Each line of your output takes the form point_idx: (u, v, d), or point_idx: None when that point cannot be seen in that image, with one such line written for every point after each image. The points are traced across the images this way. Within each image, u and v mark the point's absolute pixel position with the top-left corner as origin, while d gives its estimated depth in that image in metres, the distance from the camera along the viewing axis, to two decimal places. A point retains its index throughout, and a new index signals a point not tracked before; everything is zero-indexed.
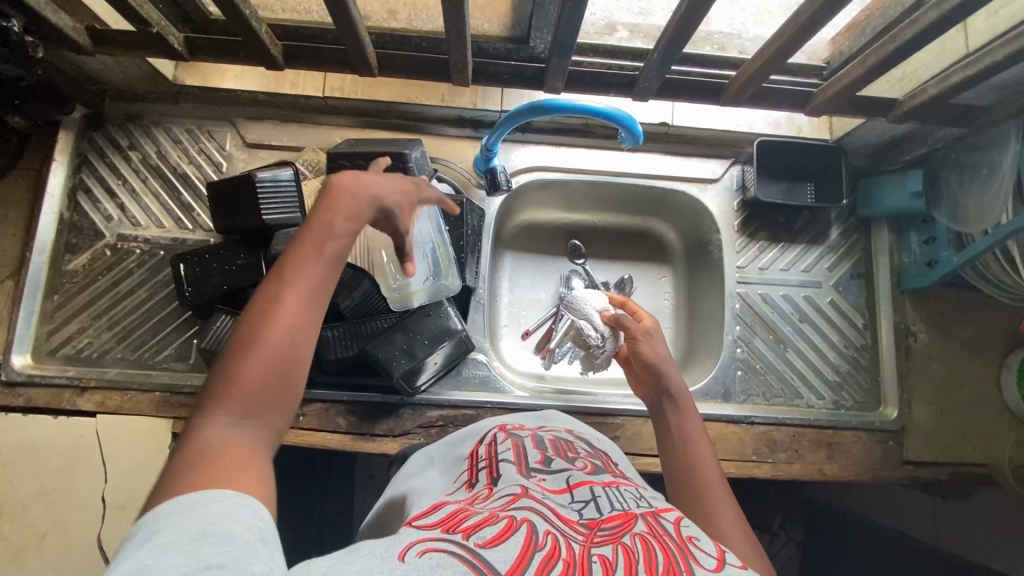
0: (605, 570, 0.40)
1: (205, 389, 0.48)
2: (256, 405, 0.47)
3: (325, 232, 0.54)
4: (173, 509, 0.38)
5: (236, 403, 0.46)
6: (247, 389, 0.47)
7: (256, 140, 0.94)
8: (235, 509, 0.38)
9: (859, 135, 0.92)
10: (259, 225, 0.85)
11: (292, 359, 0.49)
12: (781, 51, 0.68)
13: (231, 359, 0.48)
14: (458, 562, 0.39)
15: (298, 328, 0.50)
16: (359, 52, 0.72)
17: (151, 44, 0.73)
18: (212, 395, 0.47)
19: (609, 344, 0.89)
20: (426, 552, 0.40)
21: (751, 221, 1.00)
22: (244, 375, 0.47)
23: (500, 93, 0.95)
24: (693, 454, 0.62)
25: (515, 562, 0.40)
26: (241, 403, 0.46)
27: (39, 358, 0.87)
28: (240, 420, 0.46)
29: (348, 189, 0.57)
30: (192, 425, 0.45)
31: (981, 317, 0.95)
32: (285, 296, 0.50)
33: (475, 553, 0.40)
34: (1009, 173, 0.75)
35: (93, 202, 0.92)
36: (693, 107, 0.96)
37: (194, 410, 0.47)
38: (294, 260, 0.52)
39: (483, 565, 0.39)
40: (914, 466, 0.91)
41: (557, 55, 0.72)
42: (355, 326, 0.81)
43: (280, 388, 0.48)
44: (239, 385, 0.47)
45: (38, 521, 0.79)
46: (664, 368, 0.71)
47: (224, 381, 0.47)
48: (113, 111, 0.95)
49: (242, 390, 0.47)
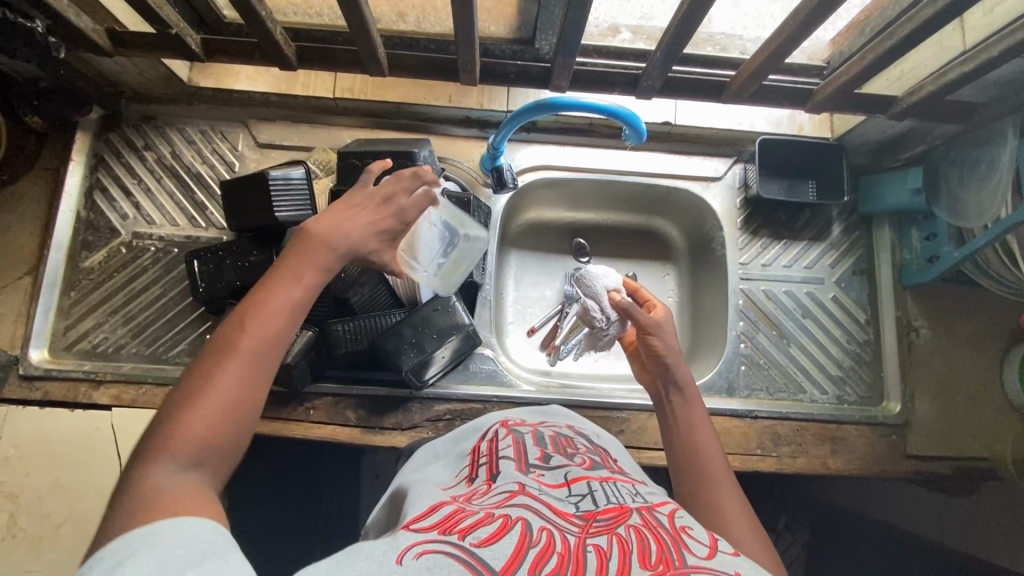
0: (599, 559, 0.41)
1: (146, 437, 0.45)
2: (202, 453, 0.45)
3: (291, 273, 0.54)
4: (132, 544, 0.37)
5: (181, 451, 0.44)
6: (191, 437, 0.45)
7: (268, 140, 0.97)
8: (200, 532, 0.39)
9: (859, 133, 0.94)
10: (270, 223, 0.86)
11: (241, 405, 0.48)
12: (780, 49, 0.69)
13: (178, 405, 0.46)
14: (453, 561, 0.40)
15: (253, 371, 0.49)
16: (370, 52, 0.74)
17: (169, 46, 0.75)
18: (154, 444, 0.44)
19: (614, 329, 0.87)
20: (422, 554, 0.41)
21: (754, 218, 1.01)
22: (191, 422, 0.45)
23: (506, 93, 0.97)
24: (699, 453, 0.62)
25: (509, 559, 0.40)
26: (185, 450, 0.44)
27: (55, 353, 0.89)
28: (187, 469, 0.44)
29: (322, 231, 0.57)
30: (133, 477, 0.43)
31: (983, 313, 0.96)
32: (241, 340, 0.49)
33: (469, 553, 0.41)
34: (1008, 169, 0.76)
35: (109, 201, 0.94)
36: (695, 106, 0.98)
37: (134, 460, 0.44)
38: (254, 301, 0.51)
39: (478, 562, 0.40)
40: (917, 460, 0.91)
41: (562, 55, 0.73)
42: (364, 321, 0.83)
43: (230, 432, 0.47)
44: (184, 430, 0.45)
45: (54, 512, 0.80)
46: (674, 360, 0.69)
47: (169, 425, 0.45)
48: (129, 113, 0.97)
49: (186, 437, 0.45)
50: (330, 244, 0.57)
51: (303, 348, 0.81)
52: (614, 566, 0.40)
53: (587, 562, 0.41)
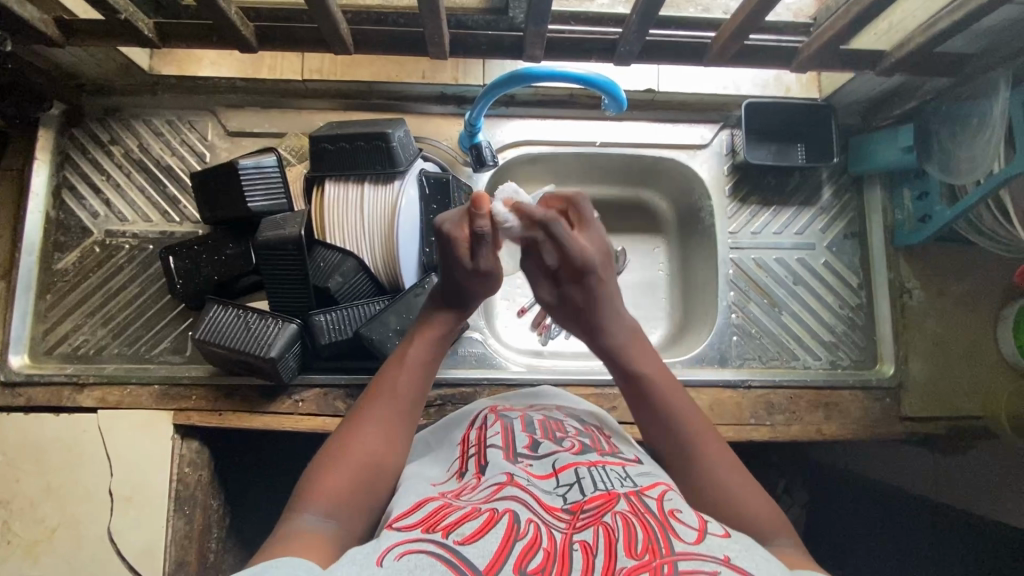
0: (585, 557, 0.41)
1: (297, 489, 0.53)
2: (336, 510, 0.51)
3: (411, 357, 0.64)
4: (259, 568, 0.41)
5: (320, 503, 0.51)
6: (331, 493, 0.51)
7: (237, 128, 0.93)
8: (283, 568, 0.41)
9: (848, 91, 0.91)
10: (243, 215, 0.84)
11: (370, 473, 0.54)
12: (762, 3, 0.66)
13: (325, 460, 0.55)
14: (438, 562, 0.39)
15: (387, 440, 0.57)
16: (332, 29, 0.70)
17: (120, 32, 0.71)
18: (304, 492, 0.52)
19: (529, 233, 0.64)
20: (405, 555, 0.40)
21: (742, 185, 0.99)
22: (334, 476, 0.53)
23: (481, 66, 0.93)
24: (663, 415, 0.61)
25: (493, 557, 0.40)
26: (324, 503, 0.51)
27: (36, 358, 0.88)
28: (325, 517, 0.50)
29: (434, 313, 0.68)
30: (284, 519, 0.50)
31: (977, 271, 0.95)
32: (375, 415, 0.59)
33: (453, 552, 0.41)
34: (1000, 119, 0.73)
35: (78, 199, 0.91)
36: (679, 71, 0.94)
37: (288, 506, 0.51)
38: (383, 379, 0.62)
39: (461, 563, 0.40)
40: (911, 422, 0.91)
41: (533, 23, 0.70)
42: (345, 311, 0.82)
43: (364, 490, 0.53)
44: (323, 486, 0.52)
45: (48, 517, 0.80)
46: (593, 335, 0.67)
47: (312, 484, 0.52)
48: (91, 106, 0.93)
49: (326, 492, 0.52)
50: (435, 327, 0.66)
51: (287, 341, 0.80)
52: (600, 563, 0.40)
53: (573, 561, 0.41)
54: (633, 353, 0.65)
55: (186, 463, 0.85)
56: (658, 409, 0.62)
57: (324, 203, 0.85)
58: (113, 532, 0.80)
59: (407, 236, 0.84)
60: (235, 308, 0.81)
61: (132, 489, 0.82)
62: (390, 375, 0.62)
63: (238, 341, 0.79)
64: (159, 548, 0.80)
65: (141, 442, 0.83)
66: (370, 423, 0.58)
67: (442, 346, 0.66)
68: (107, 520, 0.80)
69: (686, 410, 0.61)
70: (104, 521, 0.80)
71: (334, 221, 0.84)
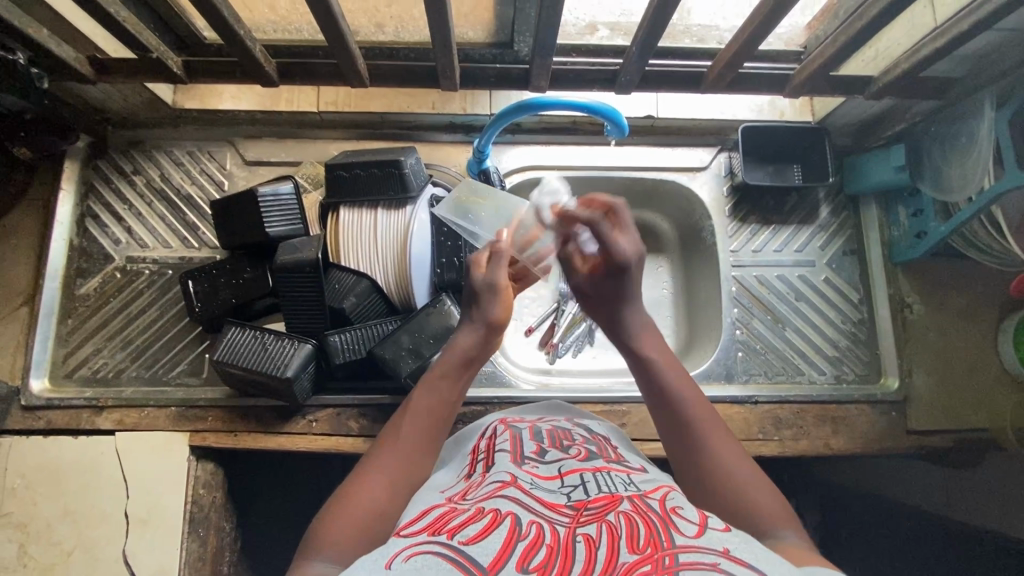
0: (588, 549, 0.42)
1: (313, 528, 0.54)
2: (350, 546, 0.51)
3: (428, 394, 0.66)
4: None
5: (332, 542, 0.51)
6: (345, 529, 0.52)
7: (255, 157, 0.98)
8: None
9: (841, 114, 0.94)
10: (261, 240, 0.87)
11: (383, 505, 0.55)
12: (753, 36, 0.70)
13: (341, 498, 0.55)
14: (444, 561, 0.40)
15: (402, 473, 0.59)
16: (349, 63, 0.74)
17: (150, 70, 0.76)
18: (320, 532, 0.52)
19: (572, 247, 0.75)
20: (413, 556, 0.41)
21: (742, 206, 1.02)
22: (348, 513, 0.53)
23: (489, 96, 0.97)
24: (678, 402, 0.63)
25: (497, 554, 0.41)
26: (338, 542, 0.51)
27: (56, 382, 0.90)
28: (341, 551, 0.51)
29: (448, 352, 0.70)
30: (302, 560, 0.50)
31: (974, 285, 0.97)
32: (394, 452, 0.60)
33: (459, 550, 0.42)
34: (988, 143, 0.76)
35: (101, 227, 0.95)
36: (677, 97, 0.98)
37: (304, 546, 0.52)
38: (403, 416, 0.64)
39: (467, 560, 0.41)
40: (918, 435, 0.92)
41: (539, 54, 0.74)
42: (359, 331, 0.84)
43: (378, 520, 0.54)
44: (337, 523, 0.53)
45: (64, 540, 0.81)
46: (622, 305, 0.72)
47: (326, 523, 0.53)
48: (116, 139, 0.98)
49: (340, 529, 0.52)
50: (454, 357, 0.70)
51: (302, 360, 0.81)
52: (601, 555, 0.41)
53: (575, 554, 0.42)
54: (644, 340, 0.70)
55: (200, 484, 0.86)
56: (658, 393, 0.65)
57: (338, 228, 0.88)
58: (128, 554, 0.81)
59: (419, 257, 0.87)
60: (253, 330, 0.83)
61: (148, 510, 0.82)
62: (410, 413, 0.64)
63: (254, 361, 0.81)
64: (172, 570, 0.81)
65: (158, 463, 0.84)
66: (390, 459, 0.59)
67: (455, 387, 0.68)
68: (122, 542, 0.81)
69: (685, 388, 0.64)
70: (119, 543, 0.81)
71: (348, 245, 0.88)
